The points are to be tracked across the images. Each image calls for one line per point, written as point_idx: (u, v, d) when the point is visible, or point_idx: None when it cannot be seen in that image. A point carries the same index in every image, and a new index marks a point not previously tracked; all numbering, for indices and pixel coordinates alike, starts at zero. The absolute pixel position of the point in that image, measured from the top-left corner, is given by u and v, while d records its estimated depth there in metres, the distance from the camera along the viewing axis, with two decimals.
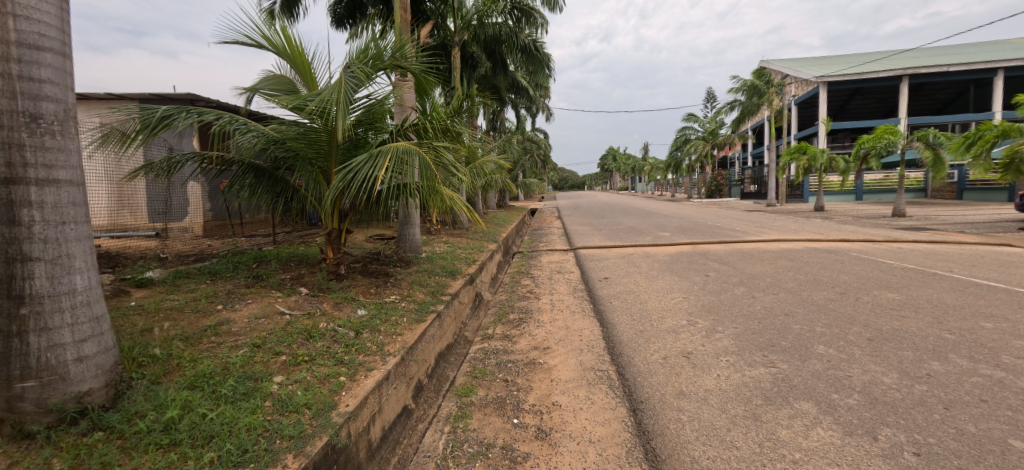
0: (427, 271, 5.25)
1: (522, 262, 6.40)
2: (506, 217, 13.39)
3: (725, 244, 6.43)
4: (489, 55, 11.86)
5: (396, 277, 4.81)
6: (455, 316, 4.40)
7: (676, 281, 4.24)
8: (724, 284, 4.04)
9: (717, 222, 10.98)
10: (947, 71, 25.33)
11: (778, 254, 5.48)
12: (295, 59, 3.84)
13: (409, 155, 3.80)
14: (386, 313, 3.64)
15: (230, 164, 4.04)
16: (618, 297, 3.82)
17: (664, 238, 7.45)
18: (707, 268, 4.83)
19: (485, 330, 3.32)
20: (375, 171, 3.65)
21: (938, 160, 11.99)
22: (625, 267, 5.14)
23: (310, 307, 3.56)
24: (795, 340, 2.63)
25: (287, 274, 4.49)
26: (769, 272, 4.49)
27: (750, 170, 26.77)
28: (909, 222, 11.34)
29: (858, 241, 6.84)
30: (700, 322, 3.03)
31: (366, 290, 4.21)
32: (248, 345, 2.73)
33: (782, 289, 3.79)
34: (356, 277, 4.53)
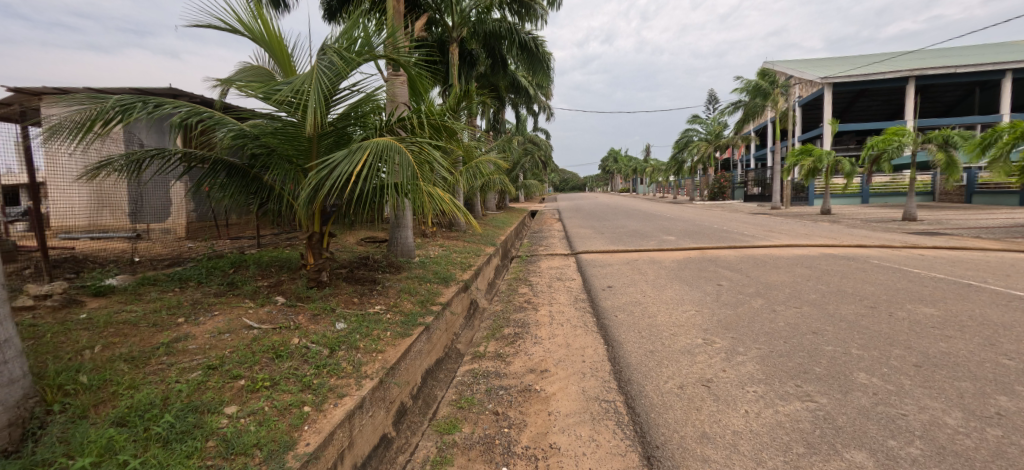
0: (418, 278, 4.90)
1: (520, 268, 6.06)
2: (505, 219, 13.05)
3: (735, 249, 6.08)
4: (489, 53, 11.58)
5: (383, 284, 4.47)
6: (446, 328, 4.04)
7: (686, 291, 3.90)
8: (739, 295, 3.69)
9: (722, 224, 10.63)
10: (953, 73, 24.98)
11: (793, 261, 5.13)
12: (273, 46, 3.51)
13: (392, 151, 3.48)
14: (367, 326, 3.29)
15: (199, 161, 3.71)
16: (623, 310, 3.47)
17: (670, 242, 7.10)
18: (718, 276, 4.48)
19: (476, 348, 2.98)
20: (354, 168, 3.33)
21: (951, 161, 11.70)
22: (630, 274, 4.79)
23: (283, 321, 3.21)
24: (830, 367, 2.28)
25: (265, 281, 4.14)
26: (787, 281, 4.14)
27: (753, 173, 26.40)
28: (922, 226, 10.98)
29: (875, 246, 6.48)
30: (718, 341, 2.68)
31: (349, 300, 3.86)
32: (203, 368, 2.38)
33: (805, 302, 3.44)
34: (340, 285, 4.19)
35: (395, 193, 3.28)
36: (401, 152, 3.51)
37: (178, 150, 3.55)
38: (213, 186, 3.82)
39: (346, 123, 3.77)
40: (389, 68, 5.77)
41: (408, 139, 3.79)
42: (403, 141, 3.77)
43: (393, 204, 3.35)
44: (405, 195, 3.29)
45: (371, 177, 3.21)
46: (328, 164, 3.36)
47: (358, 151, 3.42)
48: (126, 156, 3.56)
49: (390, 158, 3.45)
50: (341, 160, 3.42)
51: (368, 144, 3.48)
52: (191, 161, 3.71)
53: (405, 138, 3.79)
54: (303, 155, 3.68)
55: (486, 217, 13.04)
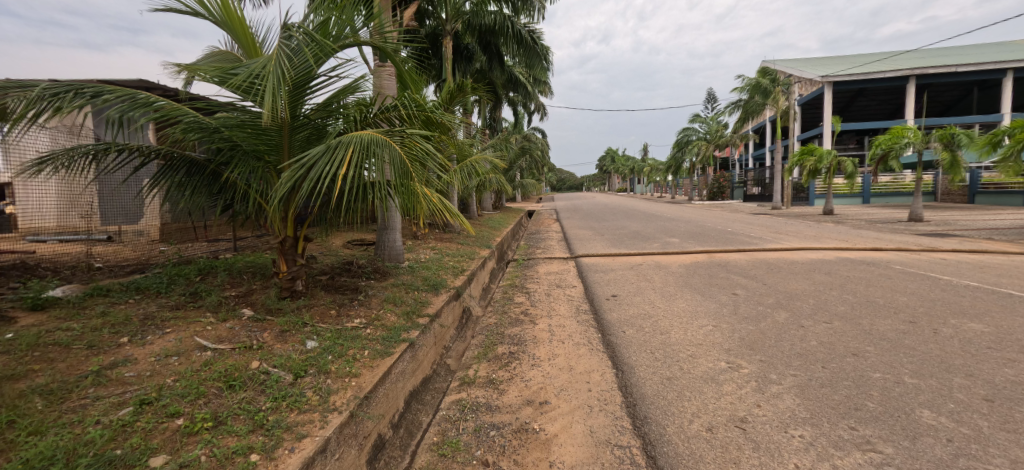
0: (405, 285, 4.51)
1: (517, 273, 5.66)
2: (501, 219, 12.67)
3: (744, 252, 5.74)
4: (484, 48, 11.26)
5: (366, 292, 4.07)
6: (435, 342, 3.65)
7: (700, 302, 3.53)
8: (760, 307, 3.32)
9: (725, 226, 10.29)
10: (954, 72, 24.76)
11: (809, 267, 4.78)
12: (236, 28, 3.10)
13: (377, 147, 3.07)
14: (343, 345, 2.89)
15: (152, 158, 3.27)
16: (632, 325, 3.09)
17: (674, 245, 6.76)
18: (732, 284, 4.11)
19: (466, 371, 2.58)
20: (333, 167, 2.92)
21: (955, 162, 11.43)
22: (635, 281, 4.42)
23: (244, 339, 2.81)
24: (886, 402, 1.91)
25: (233, 290, 3.74)
26: (808, 291, 3.77)
27: (752, 173, 26.13)
28: (928, 227, 10.69)
29: (892, 249, 6.14)
30: (745, 365, 2.31)
31: (325, 312, 3.45)
32: (134, 403, 1.99)
33: (834, 315, 3.07)
34: (318, 294, 3.79)
35: (378, 195, 2.90)
36: (388, 148, 3.11)
37: (126, 146, 3.12)
38: (170, 188, 3.40)
39: (322, 114, 3.39)
40: (376, 58, 5.36)
41: (394, 132, 3.39)
42: (389, 134, 3.38)
43: (376, 209, 2.97)
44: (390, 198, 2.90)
45: (355, 178, 2.80)
46: (304, 161, 2.95)
47: (339, 148, 3.01)
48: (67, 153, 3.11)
49: (376, 155, 3.04)
50: (320, 158, 3.01)
51: (349, 138, 3.06)
52: (143, 159, 3.28)
53: (388, 130, 3.40)
54: (275, 149, 3.29)
55: (481, 218, 12.64)
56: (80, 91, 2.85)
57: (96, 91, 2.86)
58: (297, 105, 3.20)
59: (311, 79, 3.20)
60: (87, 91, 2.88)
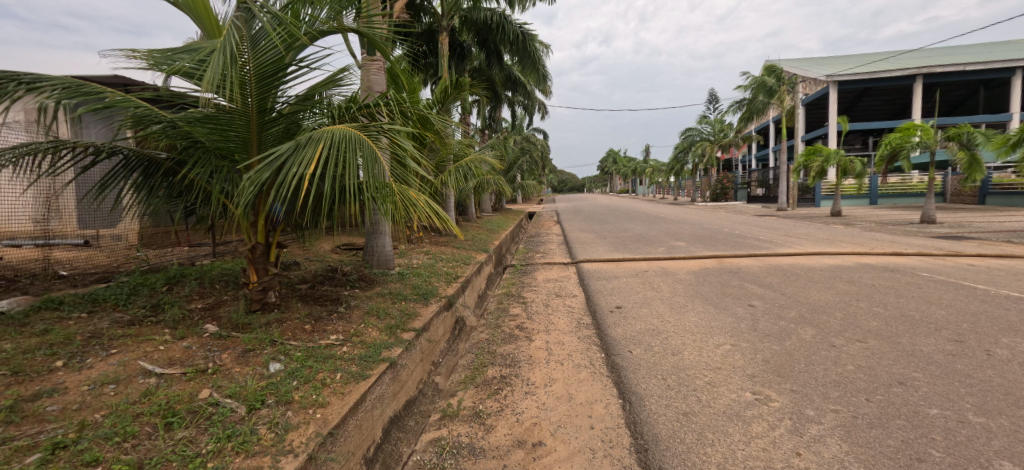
0: (393, 294, 4.17)
1: (514, 279, 5.32)
2: (500, 222, 12.34)
3: (756, 257, 5.39)
4: (482, 46, 10.96)
5: (348, 304, 3.73)
6: (422, 358, 3.32)
7: (715, 315, 3.18)
8: (783, 322, 2.97)
9: (732, 228, 9.93)
10: (962, 70, 24.28)
11: (828, 274, 4.42)
12: (197, 11, 2.78)
13: (353, 144, 2.72)
14: (313, 367, 2.55)
15: (102, 157, 2.92)
16: (639, 343, 2.75)
17: (680, 248, 6.42)
18: (747, 294, 3.75)
19: (450, 401, 2.24)
20: (301, 167, 2.57)
21: (972, 161, 11.08)
22: (641, 290, 4.07)
23: (199, 362, 2.47)
24: (953, 450, 1.56)
25: (201, 302, 3.42)
26: (833, 302, 3.41)
27: (756, 174, 25.74)
28: (942, 229, 10.31)
29: (913, 254, 5.77)
30: (775, 398, 1.97)
31: (298, 328, 3.10)
32: (43, 449, 1.65)
33: (868, 333, 2.73)
34: (294, 306, 3.45)
35: (352, 196, 2.59)
36: (364, 145, 2.77)
37: (71, 143, 2.77)
38: (124, 190, 3.04)
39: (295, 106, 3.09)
40: (363, 50, 5.02)
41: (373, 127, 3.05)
42: (368, 130, 3.05)
43: (351, 212, 2.65)
44: (367, 199, 2.60)
45: (325, 177, 2.47)
46: (269, 159, 2.61)
47: (309, 144, 2.67)
48: (4, 150, 2.76)
49: (351, 153, 2.70)
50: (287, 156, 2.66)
51: (321, 133, 2.71)
52: (93, 157, 2.92)
53: (367, 125, 3.07)
54: (241, 144, 2.96)
55: (480, 220, 12.31)
56: (11, 79, 2.50)
57: (30, 79, 2.51)
58: (265, 95, 2.87)
59: (282, 69, 2.88)
60: (19, 79, 2.53)
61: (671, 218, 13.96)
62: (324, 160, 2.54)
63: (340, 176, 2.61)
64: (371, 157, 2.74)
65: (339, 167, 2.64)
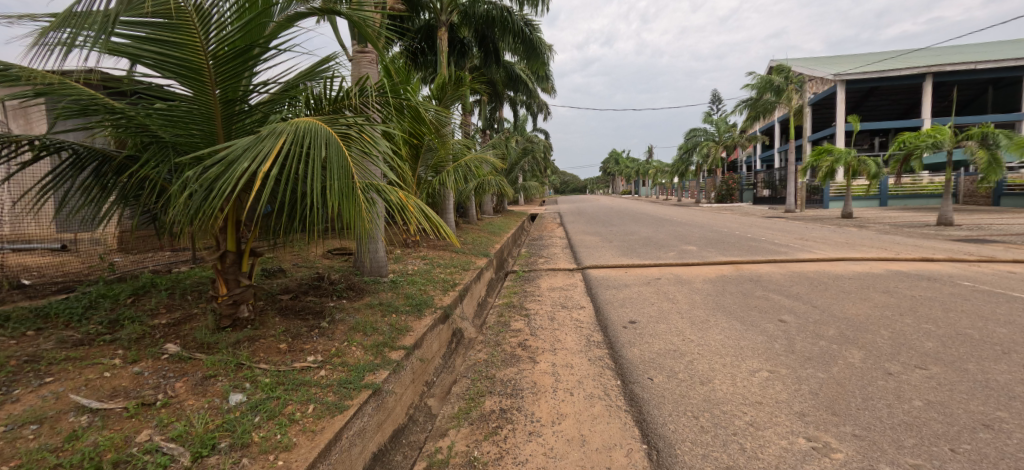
0: (383, 305, 3.81)
1: (515, 287, 4.95)
2: (502, 224, 11.97)
3: (776, 263, 5.01)
4: (482, 43, 10.66)
5: (332, 317, 3.37)
6: (414, 379, 2.96)
7: (745, 333, 2.81)
8: (824, 343, 2.60)
9: (743, 231, 9.50)
10: (973, 69, 23.75)
11: (860, 283, 4.04)
12: None
13: (320, 140, 2.39)
14: (281, 397, 2.19)
15: (46, 153, 2.57)
16: (660, 368, 2.38)
17: (692, 253, 6.04)
18: (776, 307, 3.38)
19: (440, 444, 1.87)
20: (255, 162, 2.23)
21: (994, 162, 10.62)
22: (656, 302, 3.70)
23: (146, 393, 2.11)
24: None
25: (166, 317, 3.07)
26: (875, 318, 3.03)
27: (762, 175, 25.31)
28: (962, 232, 9.89)
29: (943, 259, 5.37)
30: (838, 448, 1.60)
31: (271, 347, 2.74)
32: None
33: (927, 357, 2.35)
34: (270, 322, 3.09)
35: (315, 201, 2.25)
36: (334, 142, 2.44)
37: (9, 136, 2.42)
38: (73, 192, 2.70)
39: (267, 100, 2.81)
40: (353, 42, 4.67)
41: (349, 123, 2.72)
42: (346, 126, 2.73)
43: (318, 222, 2.32)
44: (334, 204, 2.28)
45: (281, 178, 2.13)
46: (223, 155, 2.29)
47: (271, 139, 2.35)
48: None
49: (316, 149, 2.37)
50: (245, 151, 2.34)
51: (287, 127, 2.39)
52: (35, 154, 2.58)
53: (338, 117, 2.75)
54: (205, 138, 2.70)
55: (481, 222, 11.97)
56: None
57: None
58: (230, 84, 2.59)
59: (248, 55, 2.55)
60: None
61: (678, 220, 13.61)
62: (282, 158, 2.21)
63: (300, 176, 2.26)
64: (337, 154, 2.40)
65: (302, 165, 2.30)
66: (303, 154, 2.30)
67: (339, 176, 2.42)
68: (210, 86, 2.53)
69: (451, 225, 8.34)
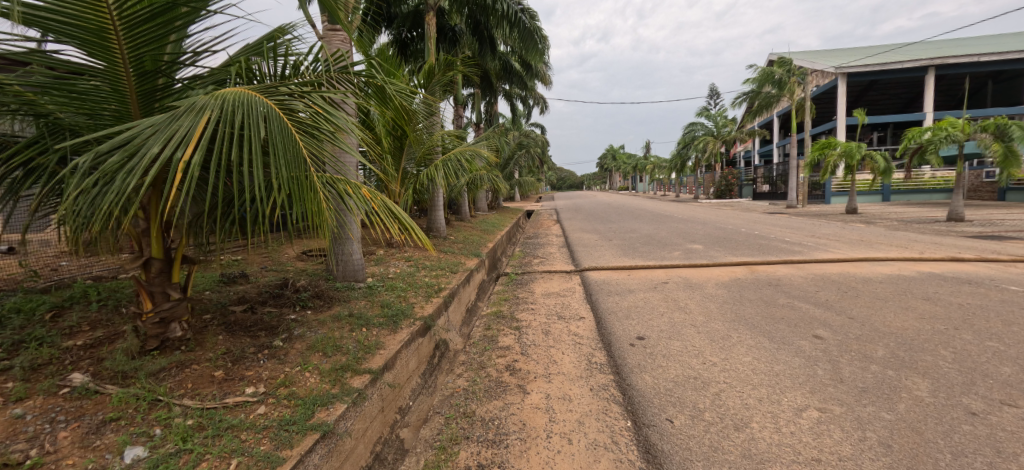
0: (353, 317, 3.31)
1: (506, 291, 4.45)
2: (496, 221, 11.48)
3: (793, 264, 4.55)
4: (475, 30, 10.12)
5: (287, 334, 2.85)
6: (380, 409, 2.46)
7: (778, 356, 2.32)
8: (878, 370, 2.12)
9: (748, 227, 9.04)
10: (976, 62, 23.32)
11: (892, 287, 3.57)
12: None
13: (258, 116, 1.78)
14: (194, 450, 1.69)
15: None
16: (680, 404, 1.90)
17: (698, 253, 5.58)
18: (806, 319, 2.90)
19: None
20: (165, 148, 1.60)
21: (1010, 153, 10.17)
22: (665, 312, 3.23)
23: (14, 450, 1.62)
24: None
25: (85, 336, 2.58)
26: (926, 333, 2.56)
27: (762, 170, 24.94)
28: (973, 228, 9.48)
29: (973, 259, 4.91)
30: None
31: (202, 377, 2.24)
32: None
33: (1013, 390, 1.88)
34: (210, 342, 2.60)
35: (246, 203, 1.67)
36: (276, 120, 1.83)
37: None
38: None
39: (207, 80, 2.33)
40: (323, 18, 4.12)
41: (300, 90, 2.08)
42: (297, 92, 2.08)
43: (251, 231, 1.76)
44: (275, 205, 1.73)
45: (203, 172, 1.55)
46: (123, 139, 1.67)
47: (190, 114, 1.72)
48: None
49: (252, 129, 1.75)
50: (155, 133, 1.71)
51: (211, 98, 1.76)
52: None
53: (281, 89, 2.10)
54: (121, 122, 2.21)
55: (474, 219, 11.47)
56: None
57: None
58: (147, 51, 2.06)
59: (167, 15, 2.01)
60: None
61: (678, 216, 13.13)
62: (206, 142, 1.59)
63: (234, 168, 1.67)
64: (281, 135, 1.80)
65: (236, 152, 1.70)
66: (236, 137, 1.69)
67: (287, 165, 1.85)
68: (119, 55, 1.99)
69: (441, 223, 7.85)
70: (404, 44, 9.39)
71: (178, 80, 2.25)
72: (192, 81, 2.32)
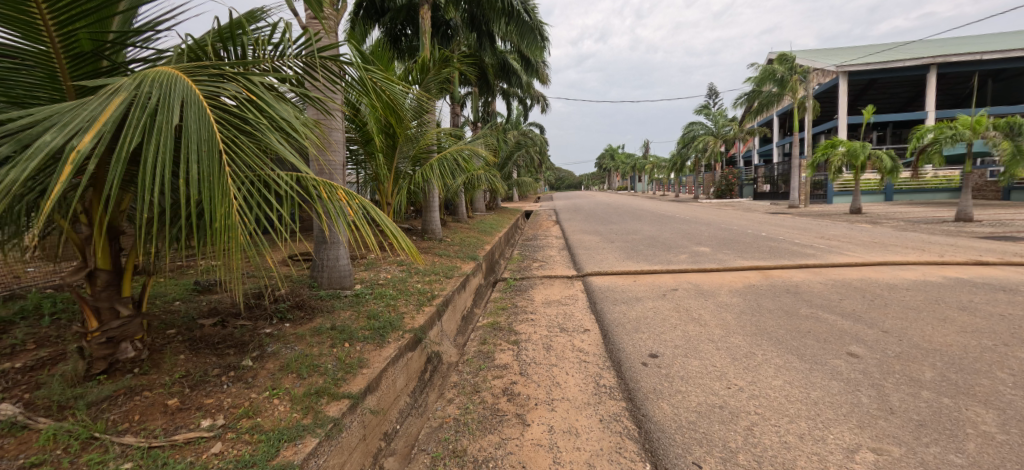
0: (335, 329, 3.01)
1: (504, 298, 4.16)
2: (494, 222, 11.19)
3: (809, 269, 4.28)
4: (472, 26, 9.82)
5: (258, 352, 2.54)
6: (360, 439, 2.17)
7: (813, 380, 2.04)
8: (931, 398, 1.84)
9: (754, 228, 8.77)
10: (978, 60, 23.13)
11: (922, 295, 3.30)
12: None
13: (175, 100, 1.43)
14: None
15: None
16: (707, 443, 1.61)
17: (706, 256, 5.30)
18: (835, 332, 2.62)
19: None
20: (59, 138, 1.29)
21: (1018, 152, 9.91)
22: (678, 323, 2.94)
23: None
24: None
25: (27, 356, 2.28)
26: (975, 350, 2.28)
27: (763, 169, 24.72)
28: (982, 228, 9.25)
29: (996, 262, 4.64)
30: None
31: (150, 407, 1.94)
32: None
33: None
34: (168, 363, 2.30)
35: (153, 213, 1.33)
36: (197, 106, 1.46)
37: None
38: None
39: (161, 66, 2.04)
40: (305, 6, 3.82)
41: (240, 71, 1.72)
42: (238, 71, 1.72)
43: (169, 247, 1.42)
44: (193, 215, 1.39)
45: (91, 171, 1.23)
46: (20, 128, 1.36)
47: (102, 98, 1.41)
48: None
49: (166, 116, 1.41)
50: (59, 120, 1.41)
51: (127, 80, 1.45)
52: None
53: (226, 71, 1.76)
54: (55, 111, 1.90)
55: (472, 220, 11.18)
56: None
57: None
58: (81, 28, 1.76)
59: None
60: None
61: (680, 216, 12.87)
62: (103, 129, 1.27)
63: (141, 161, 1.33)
64: (201, 125, 1.44)
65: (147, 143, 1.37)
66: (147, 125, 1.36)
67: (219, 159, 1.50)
68: (45, 33, 1.69)
69: (437, 224, 7.55)
70: (399, 39, 9.12)
71: (124, 65, 1.96)
72: (142, 66, 2.02)
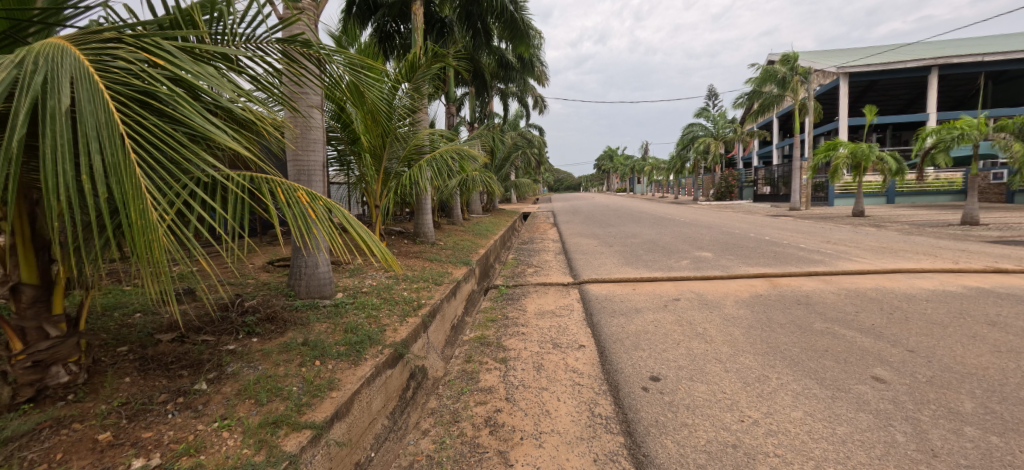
0: (307, 345, 2.75)
1: (494, 307, 3.90)
2: (491, 224, 10.93)
3: (819, 277, 4.03)
4: (465, 22, 9.57)
5: (214, 374, 2.28)
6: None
7: (837, 412, 1.79)
8: (977, 437, 1.59)
9: (757, 232, 8.52)
10: (979, 61, 22.95)
11: (944, 308, 3.05)
12: None
13: (63, 78, 1.22)
14: None
15: None
16: None
17: (709, 262, 5.04)
18: (856, 353, 2.36)
19: None
20: None
21: None
22: (682, 340, 2.68)
23: None
24: None
25: None
26: (1017, 375, 2.03)
27: (763, 171, 24.50)
28: (991, 232, 9.01)
29: (1014, 270, 4.40)
30: None
31: (75, 443, 1.68)
32: None
33: None
34: (107, 389, 2.04)
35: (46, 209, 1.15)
36: (90, 83, 1.25)
37: None
38: None
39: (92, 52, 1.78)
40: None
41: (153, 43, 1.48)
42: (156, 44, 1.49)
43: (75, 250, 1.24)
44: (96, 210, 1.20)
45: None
46: None
47: None
48: None
49: (54, 97, 1.21)
50: None
51: (9, 57, 1.24)
52: None
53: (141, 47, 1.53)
54: None
55: (468, 223, 10.92)
56: None
57: None
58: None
59: None
60: None
61: (680, 219, 12.61)
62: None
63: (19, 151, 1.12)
64: (97, 104, 1.23)
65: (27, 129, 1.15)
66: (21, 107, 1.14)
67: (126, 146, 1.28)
68: None
69: (430, 227, 7.30)
70: (391, 36, 8.89)
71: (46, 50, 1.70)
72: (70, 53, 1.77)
